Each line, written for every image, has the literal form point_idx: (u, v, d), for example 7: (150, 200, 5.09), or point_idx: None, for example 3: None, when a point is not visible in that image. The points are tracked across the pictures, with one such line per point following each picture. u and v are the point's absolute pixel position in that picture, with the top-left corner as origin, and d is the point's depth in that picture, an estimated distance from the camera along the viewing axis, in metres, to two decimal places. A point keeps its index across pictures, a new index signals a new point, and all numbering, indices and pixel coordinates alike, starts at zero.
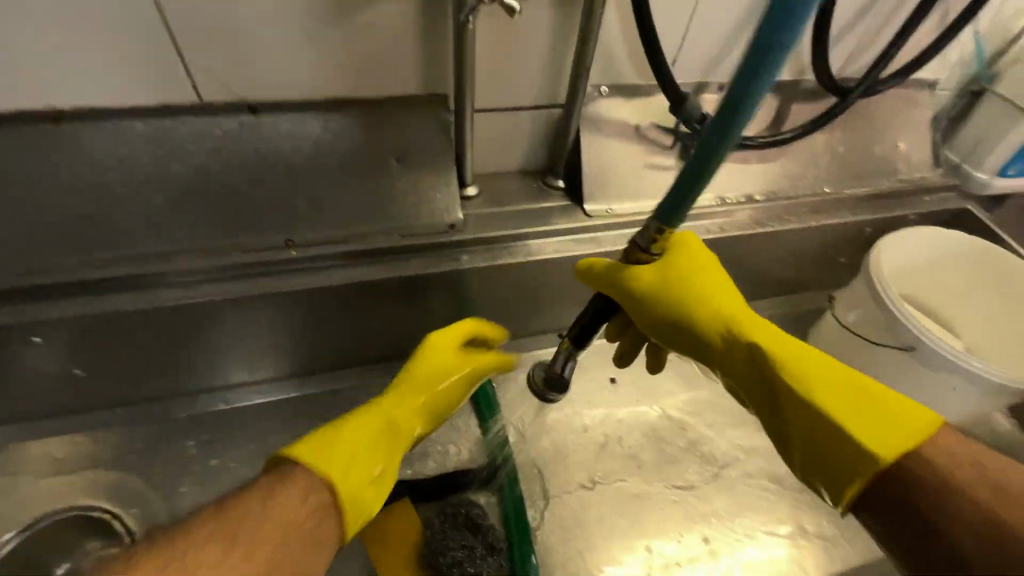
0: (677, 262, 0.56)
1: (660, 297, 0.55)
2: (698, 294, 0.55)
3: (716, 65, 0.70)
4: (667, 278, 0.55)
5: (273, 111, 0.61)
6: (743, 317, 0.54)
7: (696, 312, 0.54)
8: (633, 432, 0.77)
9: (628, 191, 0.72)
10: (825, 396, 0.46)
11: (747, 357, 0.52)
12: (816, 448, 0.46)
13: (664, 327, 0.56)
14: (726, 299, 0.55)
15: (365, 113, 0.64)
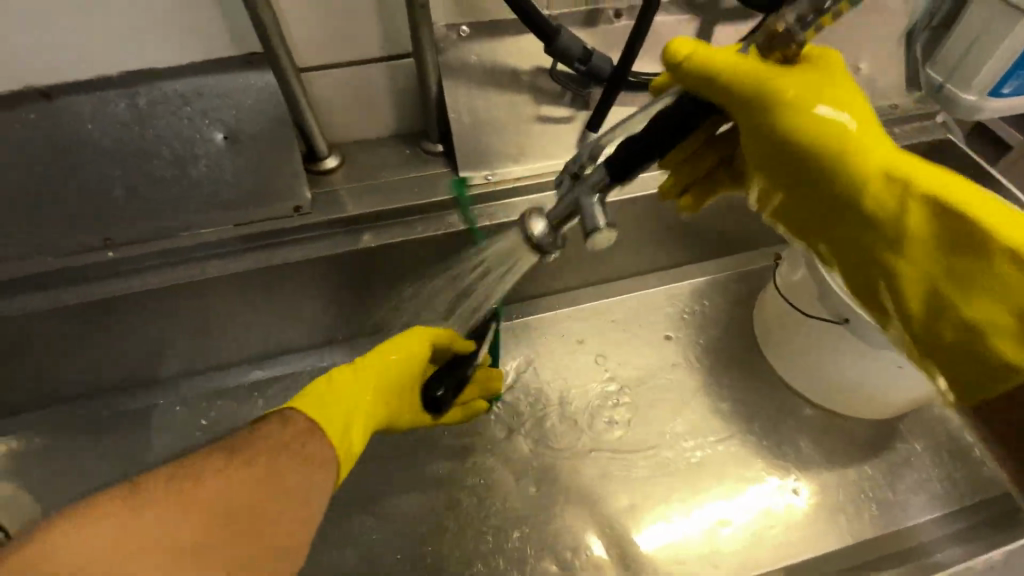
0: (803, 70, 0.38)
1: (740, 73, 0.37)
2: (789, 95, 0.37)
3: None
4: (739, 61, 0.37)
5: (70, 93, 0.53)
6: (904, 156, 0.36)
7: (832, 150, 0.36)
8: (543, 421, 0.70)
9: (513, 148, 0.62)
10: (920, 199, 0.35)
11: (894, 200, 0.35)
12: (959, 284, 0.34)
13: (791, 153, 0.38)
14: (842, 102, 0.37)
15: (181, 84, 0.54)
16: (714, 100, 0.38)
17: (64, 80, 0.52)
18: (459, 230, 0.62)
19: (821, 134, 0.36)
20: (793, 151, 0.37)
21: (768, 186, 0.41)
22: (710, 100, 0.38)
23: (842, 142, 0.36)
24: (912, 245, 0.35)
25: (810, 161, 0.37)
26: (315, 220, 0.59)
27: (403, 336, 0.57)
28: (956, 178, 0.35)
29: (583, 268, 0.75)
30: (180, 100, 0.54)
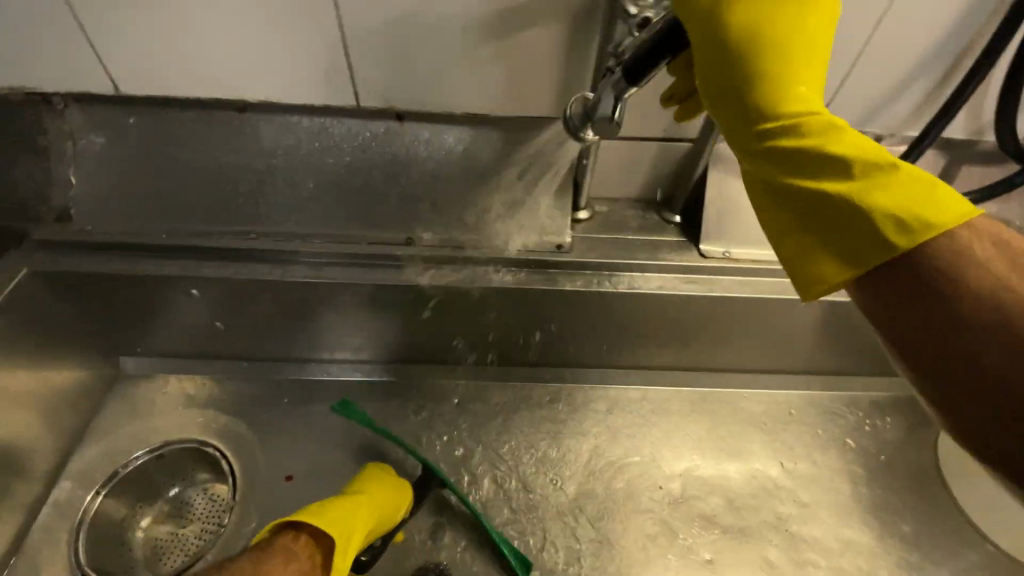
0: (780, 11, 0.43)
1: (743, 27, 0.42)
2: (784, 58, 0.42)
3: (871, 118, 0.65)
4: (746, 19, 0.42)
5: (416, 118, 0.65)
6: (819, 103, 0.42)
7: (757, 80, 0.42)
8: (716, 494, 0.71)
9: (752, 233, 0.68)
10: (880, 197, 0.37)
11: (814, 129, 0.41)
12: (834, 208, 0.39)
13: (721, 42, 0.42)
14: (802, 52, 0.42)
15: (499, 129, 0.65)
16: (722, 66, 0.43)
17: (417, 109, 0.64)
18: (692, 296, 0.68)
19: (755, 40, 0.42)
20: (732, 75, 0.43)
21: (724, 122, 0.45)
22: (710, 75, 0.44)
23: (770, 71, 0.42)
24: (797, 184, 0.41)
25: (775, 117, 0.42)
26: (572, 258, 0.67)
27: (361, 483, 0.68)
28: (855, 137, 0.41)
29: (771, 356, 0.78)
30: (495, 142, 0.66)
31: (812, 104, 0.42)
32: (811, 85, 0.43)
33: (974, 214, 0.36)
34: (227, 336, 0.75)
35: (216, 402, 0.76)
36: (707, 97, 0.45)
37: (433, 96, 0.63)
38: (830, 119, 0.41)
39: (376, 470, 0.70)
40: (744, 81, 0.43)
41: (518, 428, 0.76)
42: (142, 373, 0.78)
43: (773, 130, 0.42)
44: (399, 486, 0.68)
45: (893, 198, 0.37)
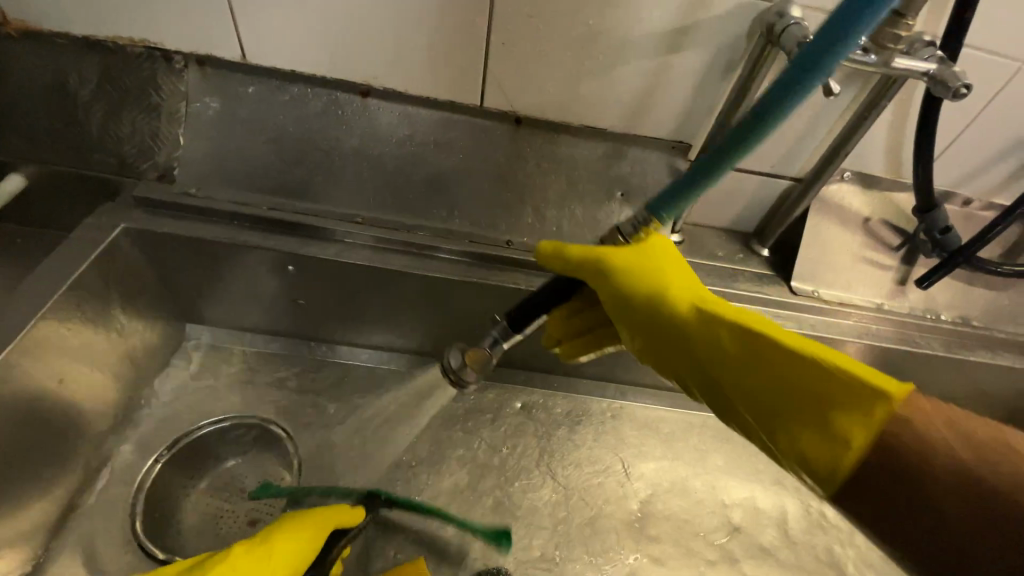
0: (645, 254, 0.51)
1: (629, 272, 0.49)
2: (656, 282, 0.49)
3: (968, 182, 0.67)
4: (638, 264, 0.50)
5: (534, 125, 0.66)
6: (721, 304, 0.47)
7: (665, 301, 0.48)
8: (771, 525, 0.72)
9: (841, 278, 0.69)
10: (833, 384, 0.38)
11: (723, 328, 0.45)
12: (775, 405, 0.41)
13: (665, 321, 0.48)
14: (681, 278, 0.50)
15: (612, 147, 0.67)
16: (631, 317, 0.50)
17: (537, 116, 0.65)
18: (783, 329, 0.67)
19: (653, 293, 0.49)
20: (645, 314, 0.49)
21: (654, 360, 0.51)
22: (620, 307, 0.50)
23: (667, 290, 0.49)
24: (746, 376, 0.43)
25: (681, 325, 0.47)
26: None
27: (275, 525, 0.53)
28: (768, 323, 0.43)
29: None
30: (603, 157, 0.68)
31: (696, 308, 0.47)
32: (685, 284, 0.50)
33: (909, 390, 0.35)
34: (302, 316, 0.75)
35: (282, 380, 0.76)
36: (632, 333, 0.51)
37: (556, 105, 0.64)
38: (730, 322, 0.44)
39: (290, 514, 0.54)
40: (659, 311, 0.48)
41: (581, 440, 0.76)
42: (209, 342, 0.77)
43: (709, 376, 0.46)
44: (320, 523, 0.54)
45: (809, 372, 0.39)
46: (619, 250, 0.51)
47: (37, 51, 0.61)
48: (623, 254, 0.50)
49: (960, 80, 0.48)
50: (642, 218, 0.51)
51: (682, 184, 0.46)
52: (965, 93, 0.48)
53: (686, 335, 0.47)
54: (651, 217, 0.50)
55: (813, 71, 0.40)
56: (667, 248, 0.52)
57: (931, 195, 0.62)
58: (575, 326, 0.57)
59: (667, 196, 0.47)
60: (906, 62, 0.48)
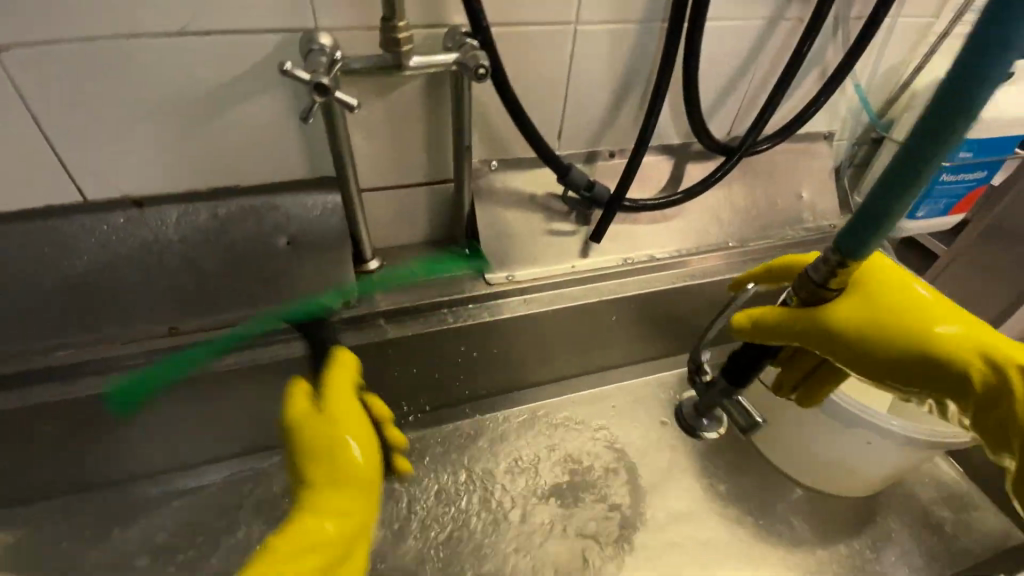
0: (860, 296, 0.44)
1: (866, 330, 0.43)
2: (912, 320, 0.43)
3: (603, 135, 0.72)
4: (855, 313, 0.44)
5: (159, 202, 0.61)
6: (966, 341, 0.42)
7: (929, 341, 0.42)
8: (555, 505, 0.73)
9: (528, 254, 0.73)
10: None
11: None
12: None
13: (868, 353, 0.43)
14: (936, 311, 0.44)
15: (256, 198, 0.64)
16: (871, 360, 0.43)
17: (158, 192, 0.61)
18: (492, 321, 0.71)
19: (924, 350, 0.42)
20: (911, 361, 0.43)
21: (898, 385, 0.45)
22: (855, 354, 0.43)
23: (957, 347, 0.42)
24: None
25: (957, 376, 0.42)
26: (363, 311, 0.67)
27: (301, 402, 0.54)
28: (1011, 343, 0.42)
29: (584, 358, 0.83)
30: (252, 212, 0.64)
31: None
32: (969, 330, 0.43)
33: None
34: None
35: None
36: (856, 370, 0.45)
37: (171, 177, 0.61)
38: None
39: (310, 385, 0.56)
40: (902, 346, 0.43)
41: None
42: None
43: (920, 390, 0.44)
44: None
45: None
46: (886, 301, 0.44)
47: None
48: (896, 311, 0.43)
49: (476, 62, 0.50)
50: (830, 263, 0.39)
51: (888, 198, 0.33)
52: (485, 74, 0.50)
53: (961, 384, 0.42)
54: (846, 260, 0.37)
55: (987, 82, 0.27)
56: (899, 270, 0.46)
57: (557, 162, 0.66)
58: (801, 365, 0.50)
59: (852, 238, 0.36)
60: (421, 57, 0.50)
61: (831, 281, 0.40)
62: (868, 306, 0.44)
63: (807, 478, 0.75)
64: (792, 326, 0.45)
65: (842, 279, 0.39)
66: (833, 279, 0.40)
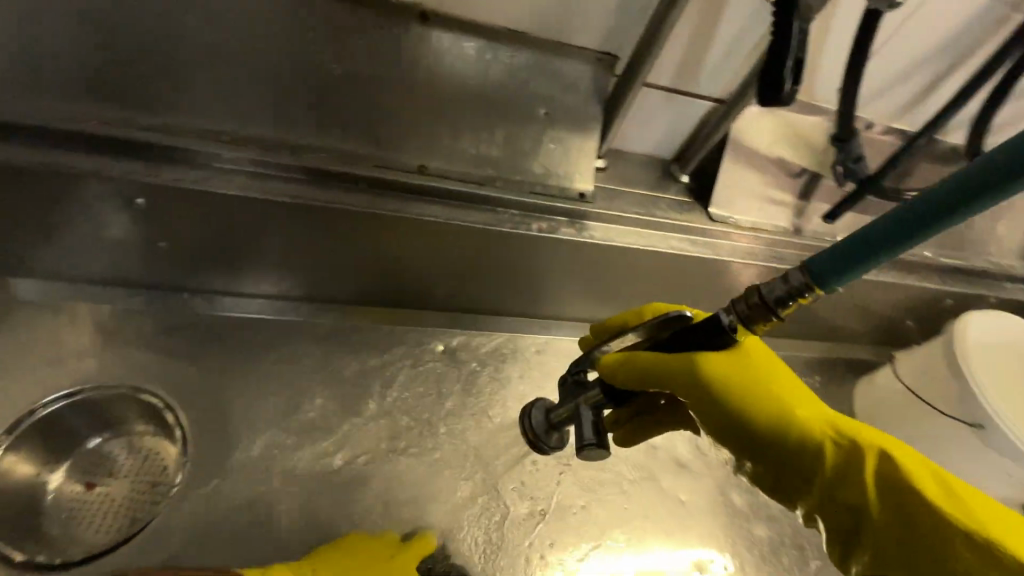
0: (745, 360, 0.49)
1: (753, 401, 0.47)
2: (758, 377, 0.48)
3: (873, 103, 0.68)
4: (738, 369, 0.48)
5: (441, 24, 0.56)
6: (791, 402, 0.48)
7: (786, 410, 0.47)
8: (686, 442, 0.76)
9: (753, 204, 0.71)
10: (862, 432, 0.47)
11: (869, 462, 0.46)
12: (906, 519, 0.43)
13: (774, 432, 0.47)
14: (785, 384, 0.49)
15: (535, 57, 0.59)
16: (755, 437, 0.47)
17: (446, 13, 0.56)
18: (704, 258, 0.69)
19: (786, 420, 0.47)
20: (794, 439, 0.46)
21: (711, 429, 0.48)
22: (704, 395, 0.47)
23: (804, 416, 0.47)
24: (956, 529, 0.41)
25: (772, 435, 0.47)
26: (591, 208, 0.65)
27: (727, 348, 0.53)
28: (788, 377, 0.51)
29: None
30: (519, 69, 0.59)
31: (838, 438, 0.47)
32: (795, 391, 0.50)
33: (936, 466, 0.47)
34: (163, 261, 0.60)
35: (143, 338, 0.62)
36: (742, 456, 0.48)
37: (462, 1, 0.55)
38: (945, 518, 0.42)
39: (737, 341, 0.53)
40: (755, 419, 0.47)
41: (509, 381, 0.73)
42: (42, 300, 0.60)
43: (769, 461, 0.47)
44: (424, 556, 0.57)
45: (912, 496, 0.44)
46: (734, 369, 0.48)
47: None
48: (744, 373, 0.48)
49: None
50: (796, 288, 0.39)
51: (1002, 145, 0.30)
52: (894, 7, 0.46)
53: (835, 465, 0.46)
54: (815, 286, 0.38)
55: None
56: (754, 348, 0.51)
57: (850, 124, 0.62)
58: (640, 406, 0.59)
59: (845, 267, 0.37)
60: None
61: (782, 312, 0.40)
62: (731, 359, 0.48)
63: None
64: (673, 380, 0.47)
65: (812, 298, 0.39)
66: (786, 302, 0.39)
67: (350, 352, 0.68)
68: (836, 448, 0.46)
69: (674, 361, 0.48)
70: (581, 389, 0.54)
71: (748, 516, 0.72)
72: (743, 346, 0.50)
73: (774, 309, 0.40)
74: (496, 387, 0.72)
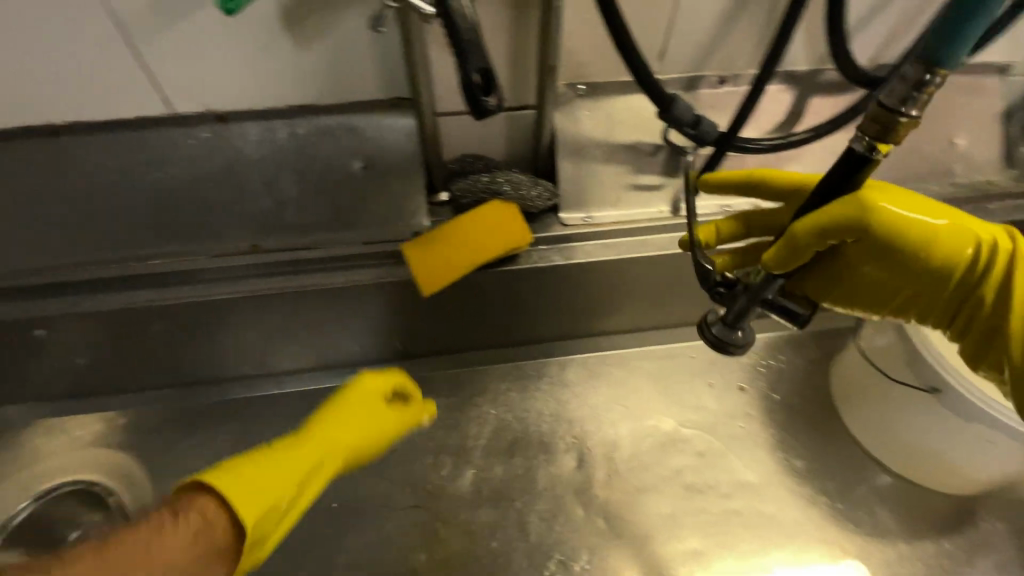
0: (898, 201, 0.38)
1: (892, 233, 0.38)
2: (922, 221, 0.39)
3: (712, 56, 0.62)
4: (899, 219, 0.38)
5: (242, 118, 0.62)
6: (946, 231, 0.39)
7: (935, 247, 0.39)
8: (611, 457, 0.71)
9: (611, 197, 0.66)
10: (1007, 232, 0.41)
11: (996, 271, 0.40)
12: (988, 337, 0.43)
13: (862, 274, 0.41)
14: (939, 211, 0.39)
15: (338, 118, 0.62)
16: (872, 267, 0.40)
17: (242, 107, 0.61)
18: (558, 264, 0.65)
19: (928, 243, 0.39)
20: (934, 265, 0.39)
21: (859, 270, 0.41)
22: (843, 236, 0.37)
23: (937, 233, 0.39)
24: None
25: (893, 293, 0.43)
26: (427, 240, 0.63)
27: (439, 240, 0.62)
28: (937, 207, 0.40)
29: (659, 311, 0.77)
30: (325, 133, 0.63)
31: (989, 238, 0.40)
32: (953, 218, 0.40)
33: None
34: (96, 372, 0.72)
35: (101, 438, 0.74)
36: (869, 269, 0.40)
37: (250, 94, 0.59)
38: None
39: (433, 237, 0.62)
40: (904, 240, 0.38)
41: (416, 422, 0.74)
42: (28, 418, 0.75)
43: (862, 285, 0.42)
44: (524, 227, 0.62)
45: None
46: (892, 198, 0.38)
47: None
48: (886, 223, 0.38)
49: None
50: (908, 87, 0.29)
51: None
52: None
53: (968, 250, 0.40)
54: (930, 71, 0.28)
55: None
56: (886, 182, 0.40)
57: (662, 92, 0.56)
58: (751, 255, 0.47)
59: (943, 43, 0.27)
60: None
61: (913, 110, 0.30)
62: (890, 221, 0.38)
63: (903, 465, 0.67)
64: (837, 235, 0.37)
65: (903, 135, 0.31)
66: (906, 108, 0.29)
67: (267, 422, 0.74)
68: (989, 248, 0.40)
69: (820, 225, 0.37)
70: (735, 291, 0.43)
71: (686, 532, 0.65)
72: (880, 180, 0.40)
73: (897, 119, 0.30)
74: (405, 431, 0.74)
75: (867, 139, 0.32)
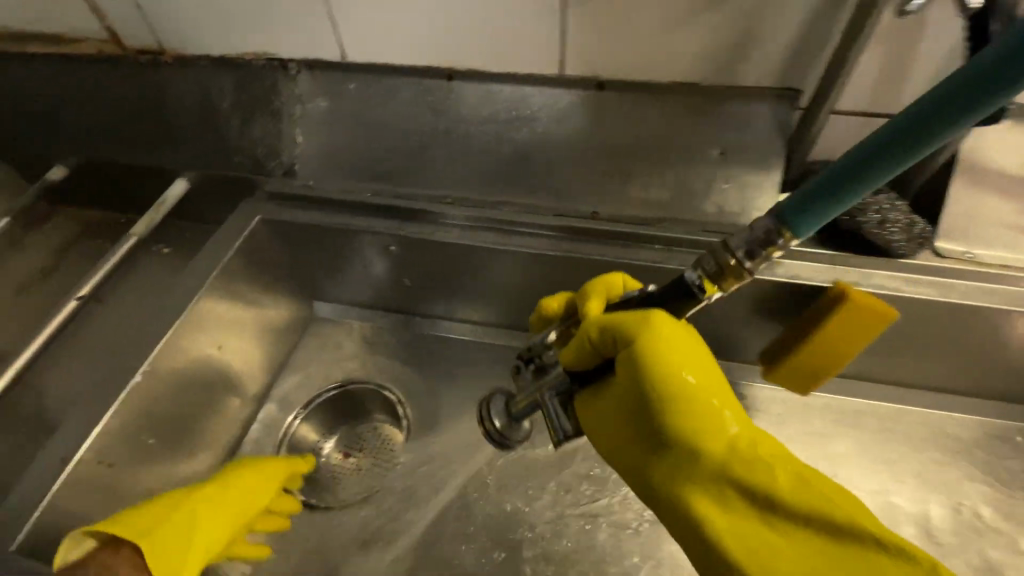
0: (665, 347, 0.43)
1: (634, 424, 0.46)
2: (678, 385, 0.43)
3: None
4: (630, 377, 0.45)
5: (616, 89, 0.63)
6: (702, 399, 0.43)
7: (667, 414, 0.43)
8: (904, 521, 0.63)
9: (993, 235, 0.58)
10: (780, 474, 0.41)
11: (727, 455, 0.42)
12: (649, 492, 0.46)
13: (642, 430, 0.45)
14: (720, 396, 0.44)
15: (710, 102, 0.62)
16: (614, 444, 0.48)
17: (621, 78, 0.62)
18: (926, 298, 0.57)
19: (694, 417, 0.43)
20: (654, 432, 0.44)
21: (610, 437, 0.48)
22: (635, 400, 0.45)
23: (696, 397, 0.43)
24: (785, 553, 0.39)
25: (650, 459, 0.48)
26: (775, 243, 0.61)
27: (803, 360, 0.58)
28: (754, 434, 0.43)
29: (993, 379, 0.66)
30: (692, 115, 0.62)
31: (721, 422, 0.42)
32: (735, 412, 0.43)
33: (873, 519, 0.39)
34: (404, 293, 0.81)
35: (390, 351, 0.83)
36: (613, 446, 0.48)
37: (638, 62, 0.60)
38: (813, 560, 0.38)
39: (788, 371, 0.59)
40: (653, 413, 0.44)
41: None
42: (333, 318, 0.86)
43: (639, 439, 0.46)
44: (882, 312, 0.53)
45: (818, 556, 0.38)
46: (677, 350, 0.43)
47: (189, 74, 0.74)
48: (659, 365, 0.43)
49: None
50: (766, 235, 0.38)
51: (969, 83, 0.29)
52: None
53: (688, 418, 0.43)
54: (786, 232, 0.38)
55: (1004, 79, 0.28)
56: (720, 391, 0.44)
57: None
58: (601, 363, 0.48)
59: (817, 203, 0.36)
60: None
61: (752, 260, 0.40)
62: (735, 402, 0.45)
63: None
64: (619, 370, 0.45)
65: (765, 263, 0.40)
66: (755, 253, 0.39)
67: None
68: (721, 444, 0.42)
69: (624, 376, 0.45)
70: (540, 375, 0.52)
71: None
72: (670, 339, 0.43)
73: (750, 256, 0.40)
74: None
75: (699, 276, 0.43)
